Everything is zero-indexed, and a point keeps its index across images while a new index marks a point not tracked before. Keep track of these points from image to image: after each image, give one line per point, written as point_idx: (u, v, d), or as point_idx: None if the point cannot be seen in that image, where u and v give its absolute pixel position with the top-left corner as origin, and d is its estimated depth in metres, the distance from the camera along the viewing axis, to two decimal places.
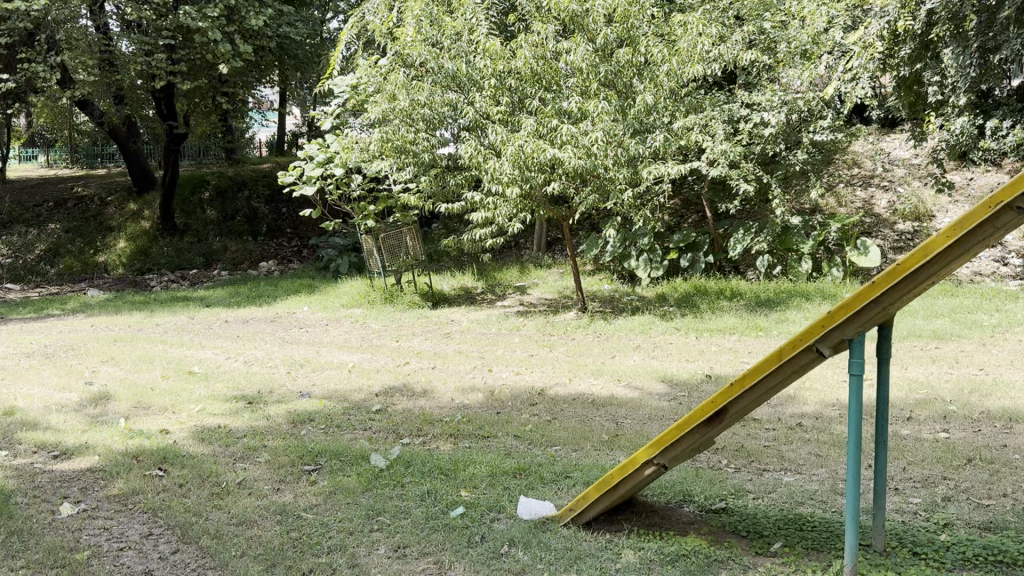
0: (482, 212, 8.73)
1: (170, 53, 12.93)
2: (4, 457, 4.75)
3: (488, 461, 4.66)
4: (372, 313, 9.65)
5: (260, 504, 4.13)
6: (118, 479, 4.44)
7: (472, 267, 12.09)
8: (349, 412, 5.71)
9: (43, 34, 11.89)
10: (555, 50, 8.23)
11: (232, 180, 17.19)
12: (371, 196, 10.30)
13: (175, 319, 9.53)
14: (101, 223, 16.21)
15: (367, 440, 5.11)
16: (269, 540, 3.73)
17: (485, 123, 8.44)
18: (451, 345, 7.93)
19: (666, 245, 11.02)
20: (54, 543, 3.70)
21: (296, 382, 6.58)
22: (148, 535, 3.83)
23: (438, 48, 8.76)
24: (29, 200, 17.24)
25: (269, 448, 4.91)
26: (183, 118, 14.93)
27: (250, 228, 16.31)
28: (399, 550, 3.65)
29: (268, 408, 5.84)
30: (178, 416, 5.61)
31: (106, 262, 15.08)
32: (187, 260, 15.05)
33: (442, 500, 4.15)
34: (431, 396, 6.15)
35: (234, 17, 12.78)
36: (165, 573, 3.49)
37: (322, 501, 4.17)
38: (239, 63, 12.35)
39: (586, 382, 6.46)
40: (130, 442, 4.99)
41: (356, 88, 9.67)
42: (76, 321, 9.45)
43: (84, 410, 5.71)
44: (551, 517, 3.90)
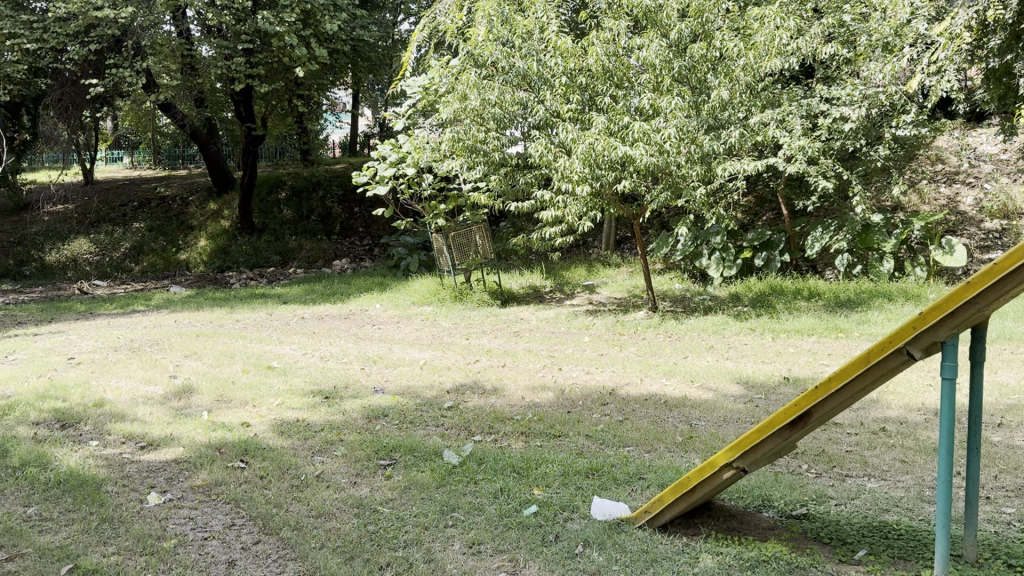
0: (552, 210, 8.70)
1: (249, 57, 13.27)
2: (94, 447, 4.95)
3: (561, 460, 4.63)
4: (442, 311, 9.73)
5: (339, 496, 4.20)
6: (202, 470, 4.58)
7: (541, 266, 12.07)
8: (422, 409, 5.77)
9: (130, 40, 12.34)
10: (627, 46, 8.14)
11: (307, 180, 17.58)
12: (442, 196, 10.36)
13: (253, 315, 9.79)
14: (182, 222, 16.77)
15: (440, 436, 5.15)
16: (347, 533, 3.79)
17: (555, 122, 8.40)
18: (521, 344, 7.94)
19: (740, 244, 10.78)
20: (142, 531, 3.83)
21: (370, 378, 6.68)
22: (230, 525, 3.94)
23: (510, 47, 8.75)
24: (115, 200, 17.93)
25: (345, 442, 5.00)
26: (260, 120, 15.31)
27: (323, 227, 16.65)
28: (474, 546, 3.65)
29: (344, 403, 5.93)
30: (258, 409, 5.76)
31: (187, 260, 15.60)
32: (263, 258, 15.44)
33: (516, 498, 4.14)
34: (501, 394, 6.14)
35: (310, 21, 13.06)
36: (249, 563, 3.58)
37: (398, 495, 4.21)
38: (314, 66, 12.62)
39: (658, 383, 6.37)
40: (213, 434, 5.14)
41: (428, 89, 9.77)
42: (160, 317, 9.79)
43: (168, 402, 5.90)
44: (625, 519, 3.86)
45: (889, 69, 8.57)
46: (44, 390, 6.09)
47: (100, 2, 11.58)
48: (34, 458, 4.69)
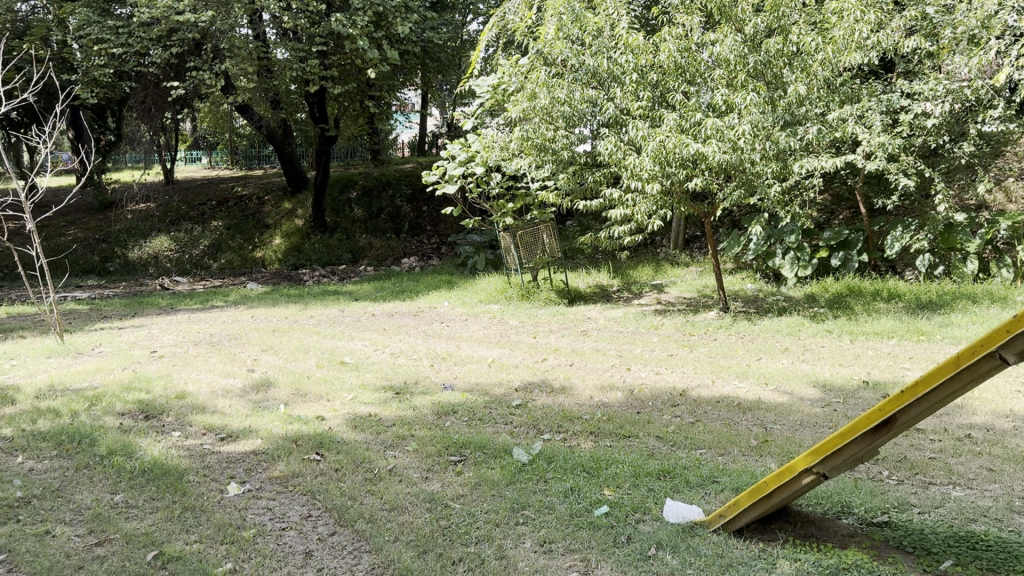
0: (621, 209, 8.64)
1: (322, 59, 13.52)
2: (177, 438, 5.12)
3: (631, 461, 4.58)
4: (509, 309, 9.76)
5: (411, 491, 4.25)
6: (280, 461, 4.70)
7: (608, 265, 11.98)
8: (491, 406, 5.79)
9: (210, 43, 12.70)
10: (699, 41, 8.03)
11: (378, 180, 17.84)
12: (510, 195, 10.39)
13: (326, 311, 9.98)
14: (257, 221, 17.23)
15: (509, 434, 5.16)
16: (420, 527, 3.83)
17: (625, 119, 8.33)
18: (589, 343, 7.90)
19: (815, 244, 10.51)
20: (223, 520, 3.95)
21: (439, 375, 6.75)
22: (307, 516, 4.02)
23: (580, 45, 8.68)
24: (194, 199, 18.53)
25: (416, 438, 5.05)
26: (333, 121, 15.60)
27: (393, 225, 16.88)
28: (546, 545, 3.65)
29: (415, 398, 6.01)
30: (332, 403, 5.87)
31: (262, 258, 16.03)
32: (335, 256, 15.75)
33: (586, 498, 4.11)
34: (570, 393, 6.12)
35: (382, 23, 13.24)
36: (325, 554, 3.65)
37: (469, 492, 4.23)
38: (385, 67, 12.81)
39: (731, 385, 6.24)
40: (290, 427, 5.26)
41: (497, 88, 9.82)
42: (239, 312, 10.09)
43: (247, 395, 6.06)
44: (699, 523, 3.79)
45: (975, 62, 8.23)
46: (129, 382, 6.34)
47: (181, 8, 11.96)
48: (120, 447, 4.89)
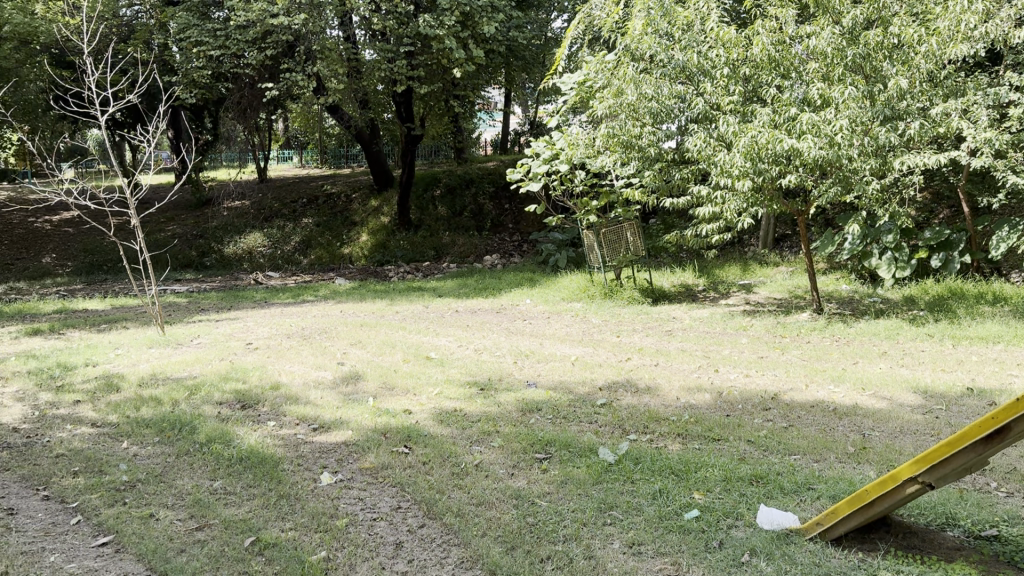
0: (710, 206, 8.50)
1: (410, 59, 13.73)
2: (272, 427, 5.28)
3: (722, 465, 4.48)
4: (592, 308, 9.70)
5: (497, 486, 4.26)
6: (370, 453, 4.79)
7: (694, 264, 11.79)
8: (575, 405, 5.76)
9: (303, 46, 13.07)
10: (794, 34, 7.80)
11: (461, 178, 18.02)
12: (594, 192, 10.32)
13: (411, 307, 10.14)
14: (345, 218, 17.66)
15: (594, 433, 5.12)
16: (507, 523, 3.84)
17: (715, 115, 8.18)
18: (674, 343, 7.77)
19: (914, 243, 10.08)
20: (317, 509, 4.05)
21: (522, 372, 6.75)
22: (397, 508, 4.08)
23: (670, 39, 8.56)
24: (286, 196, 19.11)
25: (501, 434, 5.07)
26: (419, 120, 15.81)
27: (475, 223, 17.01)
28: (634, 547, 3.60)
29: (499, 395, 6.03)
30: (419, 397, 5.96)
31: (349, 254, 16.42)
32: (419, 253, 16.00)
33: (675, 501, 4.04)
34: (655, 393, 6.03)
35: (469, 22, 13.34)
36: (414, 545, 3.70)
37: (554, 490, 4.22)
38: (471, 66, 12.93)
39: (825, 390, 6.04)
40: (378, 419, 5.37)
41: (583, 84, 9.78)
42: (328, 307, 10.35)
43: (338, 388, 6.21)
44: (795, 530, 3.68)
45: None
46: (226, 372, 6.58)
47: (276, 11, 12.31)
48: (219, 435, 5.07)
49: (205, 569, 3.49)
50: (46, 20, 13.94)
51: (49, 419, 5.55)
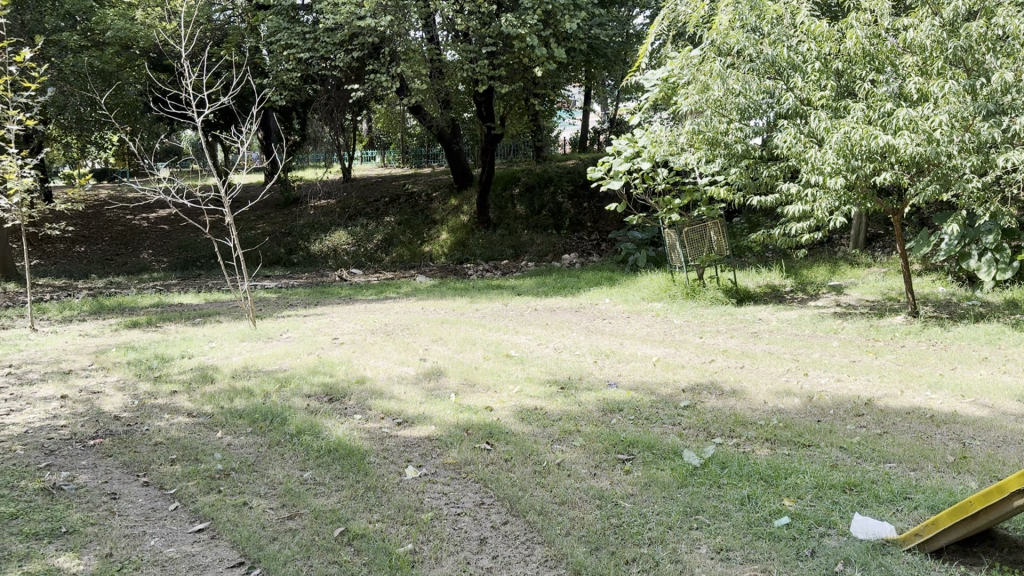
0: (800, 204, 8.28)
1: (492, 58, 13.82)
2: (358, 421, 5.40)
3: (813, 471, 4.35)
4: (673, 308, 9.57)
5: (580, 486, 4.24)
6: (453, 449, 4.84)
7: (781, 264, 11.50)
8: (658, 406, 5.69)
9: (387, 47, 13.27)
10: (891, 27, 7.59)
11: (540, 176, 18.02)
12: (677, 190, 10.18)
13: (491, 305, 10.21)
14: (426, 216, 17.91)
15: (678, 436, 5.04)
16: (591, 524, 3.82)
17: (806, 110, 7.97)
18: (760, 345, 7.60)
19: (1017, 245, 9.55)
20: (403, 502, 4.11)
21: (603, 372, 6.71)
22: (480, 504, 4.11)
23: (759, 34, 8.40)
24: (369, 195, 19.50)
25: (583, 433, 5.05)
26: (500, 119, 15.87)
27: (554, 222, 17.01)
28: (722, 553, 3.53)
29: (580, 394, 6.01)
30: (500, 395, 5.99)
31: (429, 252, 16.65)
32: (498, 251, 16.08)
33: (765, 507, 3.95)
34: (742, 397, 5.90)
35: (551, 21, 13.32)
36: (499, 542, 3.72)
37: (639, 491, 4.18)
38: (553, 65, 12.93)
39: (922, 396, 5.80)
40: (461, 416, 5.42)
41: (667, 81, 9.66)
42: (410, 304, 10.51)
43: (421, 383, 6.31)
44: (891, 540, 3.55)
45: None
46: (315, 366, 6.75)
47: (362, 13, 12.54)
48: (308, 427, 5.22)
49: (298, 558, 3.60)
50: (146, 25, 14.34)
51: (149, 409, 5.80)
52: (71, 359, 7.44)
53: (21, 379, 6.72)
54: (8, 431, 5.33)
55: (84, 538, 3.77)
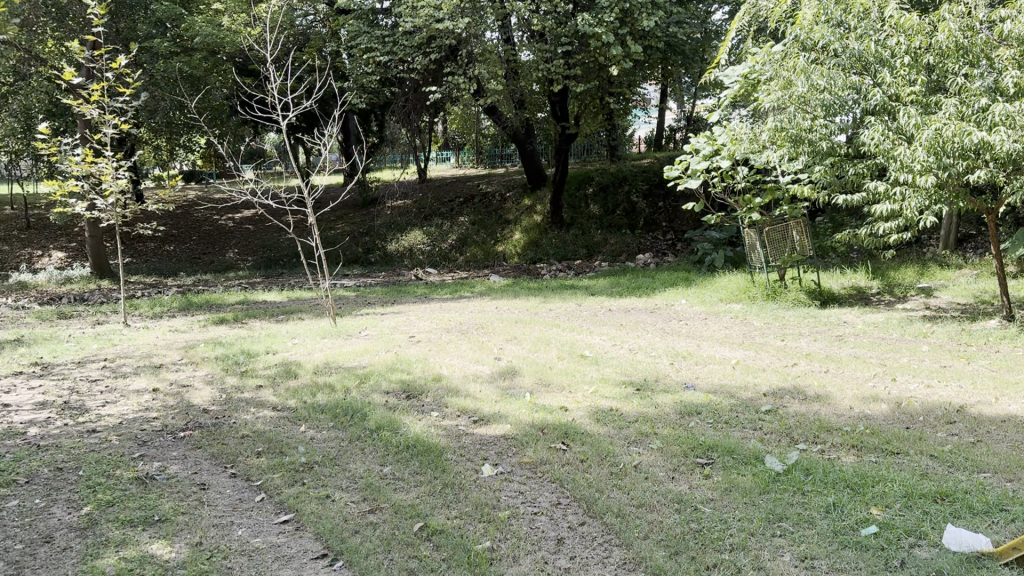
0: (887, 203, 8.02)
1: (567, 58, 13.81)
2: (435, 418, 5.47)
3: (903, 480, 4.20)
4: (753, 310, 9.38)
5: (658, 490, 4.20)
6: (529, 448, 4.86)
7: (866, 265, 11.15)
8: (737, 410, 5.59)
9: (464, 49, 13.39)
10: (986, 18, 7.28)
11: (614, 176, 17.90)
12: (757, 189, 9.96)
13: (565, 305, 10.20)
14: (500, 217, 18.02)
15: (759, 440, 4.94)
16: (670, 528, 3.78)
17: (894, 106, 7.71)
18: (845, 349, 7.37)
19: None
20: (480, 499, 4.15)
21: (680, 374, 6.63)
22: (557, 504, 4.12)
23: (845, 29, 8.18)
24: (444, 195, 19.72)
25: (660, 436, 5.00)
26: (574, 118, 15.84)
27: (628, 221, 16.87)
28: (807, 561, 3.45)
29: (657, 396, 5.95)
30: (575, 395, 5.98)
31: (503, 252, 16.75)
32: (572, 251, 16.05)
33: (851, 515, 3.84)
34: (826, 402, 5.75)
35: (628, 19, 13.23)
36: (576, 542, 3.71)
37: (720, 496, 4.11)
38: (629, 63, 12.84)
39: (1019, 405, 5.53)
40: (536, 415, 5.44)
41: (747, 78, 9.48)
42: (484, 303, 10.59)
43: (495, 382, 6.35)
44: (989, 554, 3.40)
45: None
46: (392, 363, 6.88)
47: (440, 15, 12.69)
48: (387, 423, 5.31)
49: (379, 551, 3.67)
50: (232, 31, 14.86)
51: (235, 402, 6.01)
52: (162, 353, 7.76)
53: (116, 372, 7.04)
54: (105, 422, 5.60)
55: (175, 527, 3.92)
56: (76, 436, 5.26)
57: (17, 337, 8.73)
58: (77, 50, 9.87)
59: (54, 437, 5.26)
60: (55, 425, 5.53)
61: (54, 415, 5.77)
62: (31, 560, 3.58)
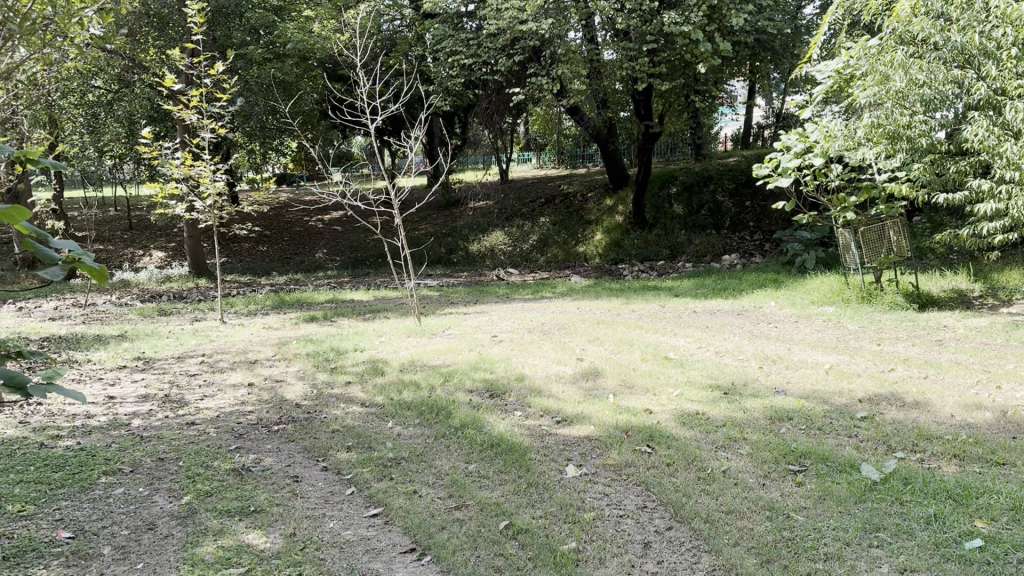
0: (992, 202, 7.67)
1: (652, 56, 13.67)
2: (518, 418, 5.50)
3: (1010, 492, 4.00)
4: (846, 313, 9.09)
5: (748, 496, 4.12)
6: (613, 450, 4.84)
7: (967, 266, 10.66)
8: (830, 416, 5.42)
9: (548, 50, 13.42)
10: None
11: (699, 175, 17.62)
12: (851, 187, 9.62)
13: (648, 306, 10.10)
14: (581, 217, 17.99)
15: (854, 448, 4.79)
16: (760, 535, 3.70)
17: (1000, 100, 7.47)
18: (945, 354, 7.05)
19: None
20: (565, 500, 4.16)
21: (770, 378, 6.47)
22: (643, 507, 4.08)
23: (946, 21, 7.95)
24: (526, 196, 19.81)
25: (749, 441, 4.90)
26: (658, 117, 15.65)
27: (714, 220, 16.53)
28: (906, 574, 3.33)
29: (745, 400, 5.82)
30: (660, 398, 5.91)
31: (584, 253, 16.74)
32: (655, 252, 15.89)
33: (954, 527, 3.68)
34: (925, 409, 5.52)
35: (716, 16, 13.02)
36: (664, 547, 3.67)
37: (813, 504, 4.00)
38: (717, 61, 12.63)
39: None
40: (620, 417, 5.40)
41: (842, 73, 9.15)
42: (566, 303, 10.58)
43: (578, 382, 6.34)
44: None
45: None
46: (475, 362, 6.95)
47: (525, 17, 12.79)
48: (470, 421, 5.37)
49: (466, 548, 3.71)
50: (323, 37, 15.30)
51: (325, 398, 6.18)
52: (256, 349, 8.05)
53: (213, 367, 7.35)
54: (203, 415, 5.85)
55: (270, 518, 4.06)
56: (176, 428, 5.51)
57: (123, 332, 9.21)
58: (178, 58, 10.34)
59: (156, 429, 5.52)
60: (157, 417, 5.81)
61: (156, 407, 6.06)
62: (136, 545, 3.76)
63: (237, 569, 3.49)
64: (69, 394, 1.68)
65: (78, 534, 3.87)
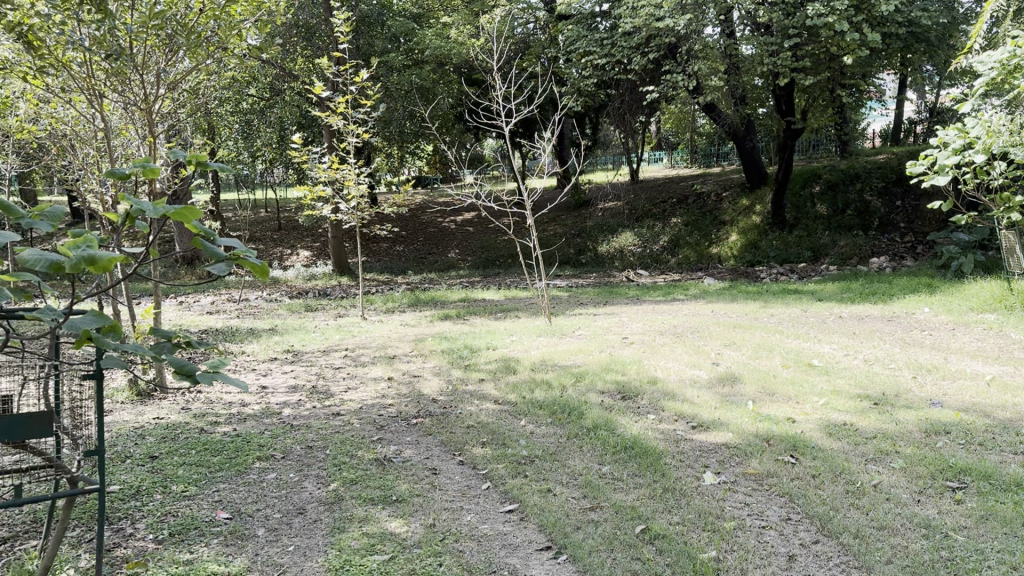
0: None
1: (796, 50, 13.27)
2: (653, 421, 5.44)
3: None
4: (1010, 320, 8.43)
5: (902, 512, 3.90)
6: (754, 458, 4.70)
7: None
8: (994, 431, 5.04)
9: (684, 46, 13.18)
10: None
11: (845, 173, 16.78)
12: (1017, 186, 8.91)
13: (787, 310, 9.74)
14: (715, 217, 17.57)
15: (1022, 466, 4.44)
16: (916, 553, 3.50)
17: None
18: None
19: None
20: (703, 507, 4.07)
21: (924, 389, 6.08)
22: (786, 519, 3.93)
23: None
24: (658, 196, 19.53)
25: (903, 455, 4.63)
26: (800, 113, 15.07)
27: (861, 221, 15.74)
28: None
29: (898, 412, 5.51)
30: (803, 407, 5.68)
31: (718, 255, 16.37)
32: (795, 253, 15.33)
33: None
34: None
35: (863, 6, 12.62)
36: (810, 561, 3.53)
37: (975, 524, 3.74)
38: (866, 52, 12.01)
39: None
40: (760, 425, 5.24)
41: (1006, 63, 8.40)
42: (700, 306, 10.36)
43: (714, 387, 6.21)
44: None
45: None
46: (608, 364, 6.92)
47: (662, 14, 12.62)
48: (604, 423, 5.36)
49: (602, 548, 3.71)
50: (458, 43, 15.69)
51: (461, 394, 6.32)
52: (394, 345, 8.34)
53: (355, 361, 7.68)
54: (347, 406, 6.12)
55: (411, 508, 4.20)
56: (323, 418, 5.80)
57: (273, 326, 9.78)
58: (325, 67, 10.87)
59: (304, 418, 5.82)
60: (305, 407, 6.13)
61: (305, 397, 6.39)
62: (287, 528, 3.98)
63: (382, 556, 3.63)
64: (233, 380, 1.98)
65: (236, 516, 4.13)
